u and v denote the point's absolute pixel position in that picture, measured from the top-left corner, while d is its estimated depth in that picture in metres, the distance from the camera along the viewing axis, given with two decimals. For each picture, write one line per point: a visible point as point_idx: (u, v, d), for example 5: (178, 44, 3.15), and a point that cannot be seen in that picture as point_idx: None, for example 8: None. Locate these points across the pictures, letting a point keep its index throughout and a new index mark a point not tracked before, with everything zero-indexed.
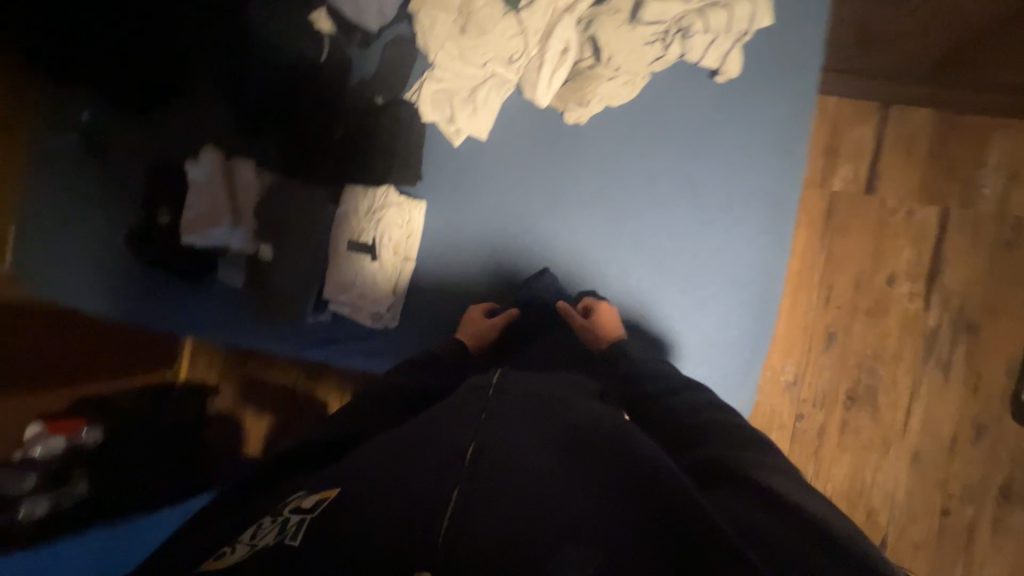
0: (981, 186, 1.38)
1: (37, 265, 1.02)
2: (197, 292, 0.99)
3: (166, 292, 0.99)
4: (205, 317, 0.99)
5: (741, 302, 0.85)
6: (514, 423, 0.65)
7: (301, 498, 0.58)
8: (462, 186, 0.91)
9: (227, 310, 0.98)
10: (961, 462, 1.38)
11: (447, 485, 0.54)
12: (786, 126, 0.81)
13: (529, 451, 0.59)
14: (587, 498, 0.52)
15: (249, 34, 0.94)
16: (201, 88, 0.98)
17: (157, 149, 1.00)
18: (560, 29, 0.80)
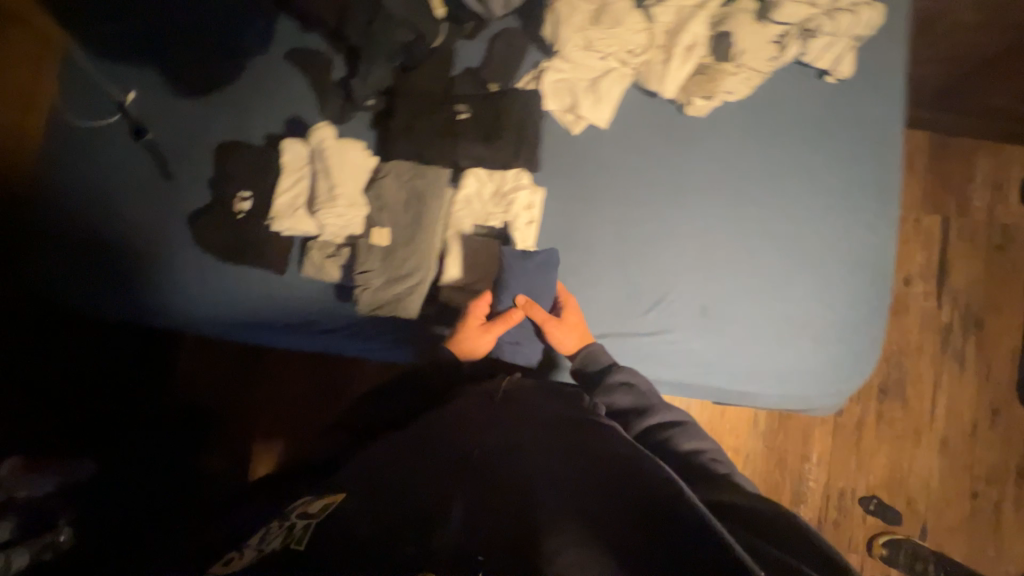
0: (973, 197, 1.58)
1: (56, 265, 0.97)
2: (262, 289, 0.89)
3: (197, 290, 0.93)
4: (275, 318, 0.90)
5: (871, 286, 0.85)
6: (524, 425, 0.60)
7: (306, 503, 0.54)
8: (582, 173, 0.90)
9: (308, 307, 0.87)
10: (982, 445, 1.51)
11: (435, 492, 0.50)
12: (887, 120, 0.88)
13: (538, 455, 0.54)
14: (600, 501, 0.47)
15: (350, 12, 0.89)
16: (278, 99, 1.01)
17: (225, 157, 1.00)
18: (692, 25, 0.84)
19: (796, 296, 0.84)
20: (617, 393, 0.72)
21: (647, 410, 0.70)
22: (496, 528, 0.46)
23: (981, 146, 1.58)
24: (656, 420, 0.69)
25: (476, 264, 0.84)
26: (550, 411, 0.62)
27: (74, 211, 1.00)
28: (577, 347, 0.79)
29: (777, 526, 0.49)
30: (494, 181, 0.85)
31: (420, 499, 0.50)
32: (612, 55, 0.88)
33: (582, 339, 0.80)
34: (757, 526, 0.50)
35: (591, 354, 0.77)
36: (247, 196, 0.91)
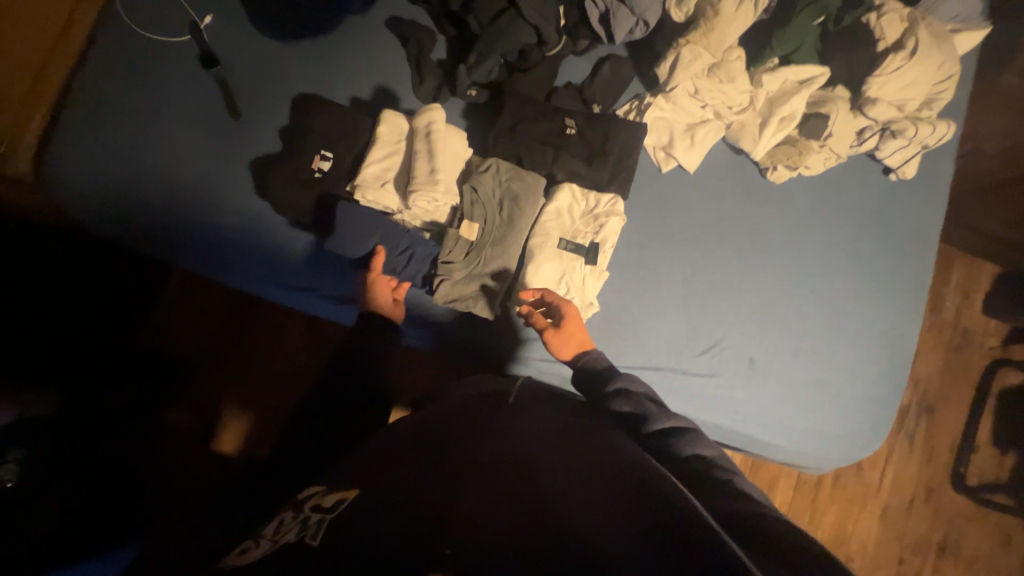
0: (945, 298, 1.78)
1: (89, 177, 0.89)
2: (307, 256, 0.90)
3: (238, 250, 0.91)
4: (322, 285, 0.92)
5: (893, 366, 0.94)
6: (531, 433, 0.61)
7: (319, 497, 0.53)
8: (664, 209, 0.93)
9: (353, 280, 0.90)
10: (914, 518, 1.69)
11: (443, 489, 0.50)
12: (930, 223, 0.98)
13: (545, 457, 0.55)
14: (604, 500, 0.47)
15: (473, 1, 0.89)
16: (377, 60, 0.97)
17: (311, 102, 0.95)
18: (794, 99, 0.89)
19: (830, 363, 0.92)
20: (617, 402, 0.69)
21: (648, 419, 0.66)
22: (488, 517, 0.45)
23: (959, 255, 1.79)
24: (655, 426, 0.65)
25: (558, 277, 0.84)
26: (559, 426, 0.64)
27: (121, 125, 0.91)
28: (574, 355, 0.77)
29: (790, 541, 0.45)
30: (586, 200, 0.87)
31: (415, 490, 0.50)
32: (712, 107, 0.91)
33: (581, 347, 0.77)
34: (773, 540, 0.46)
35: (589, 361, 0.74)
36: (329, 157, 0.87)
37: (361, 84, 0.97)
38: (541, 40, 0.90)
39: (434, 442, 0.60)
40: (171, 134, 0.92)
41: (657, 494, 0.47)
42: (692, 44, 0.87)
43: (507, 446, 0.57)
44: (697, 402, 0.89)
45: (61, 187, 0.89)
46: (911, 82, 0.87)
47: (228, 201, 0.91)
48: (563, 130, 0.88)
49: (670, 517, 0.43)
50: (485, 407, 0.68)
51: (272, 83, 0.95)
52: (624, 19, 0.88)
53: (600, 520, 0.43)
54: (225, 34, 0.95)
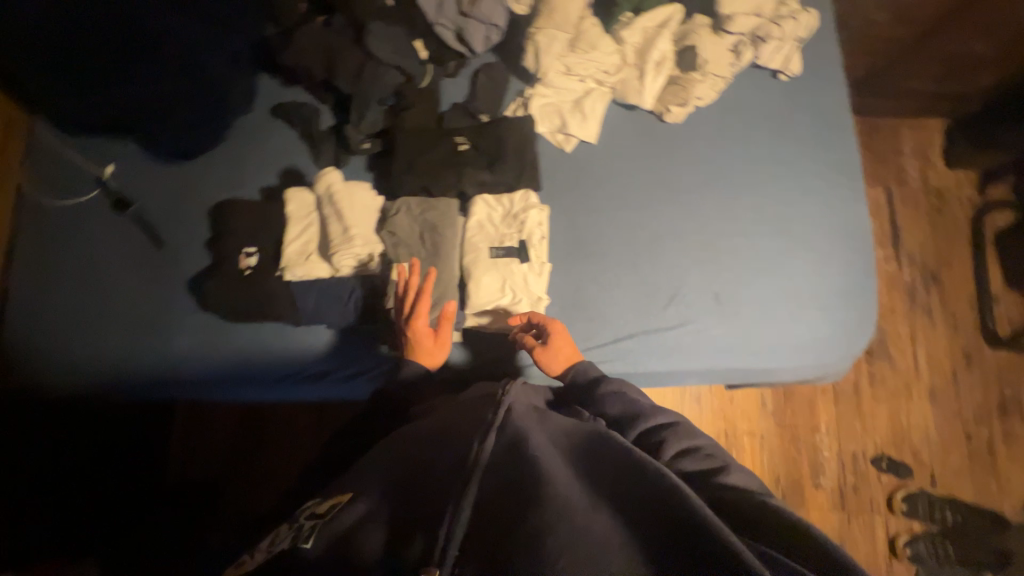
0: (906, 168, 1.78)
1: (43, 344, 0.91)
2: (260, 352, 0.90)
3: (197, 367, 0.91)
4: (284, 374, 0.90)
5: (856, 251, 0.94)
6: (530, 421, 0.62)
7: (315, 506, 0.58)
8: (582, 186, 0.94)
9: (314, 355, 0.90)
10: (964, 390, 1.63)
11: (443, 487, 0.53)
12: (838, 106, 0.99)
13: (546, 451, 0.56)
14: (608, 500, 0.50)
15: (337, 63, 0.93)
16: (274, 148, 1.02)
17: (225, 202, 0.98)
18: (658, 44, 0.92)
19: (793, 270, 0.92)
20: (609, 402, 0.73)
21: (640, 418, 0.69)
22: (492, 532, 0.47)
23: (903, 124, 1.79)
24: (647, 424, 0.69)
25: (502, 284, 0.85)
26: (560, 420, 0.65)
27: (67, 292, 0.94)
28: (563, 370, 0.79)
29: (780, 528, 0.49)
30: (502, 204, 0.88)
31: (423, 505, 0.52)
32: (590, 77, 0.94)
33: (570, 360, 0.80)
34: (760, 529, 0.51)
35: (578, 372, 0.78)
36: (252, 251, 0.89)
37: (266, 173, 1.00)
38: (410, 76, 0.93)
39: (433, 447, 0.61)
40: (115, 283, 0.95)
41: (652, 492, 0.50)
42: (546, 27, 0.89)
43: (508, 437, 0.58)
44: (680, 352, 0.89)
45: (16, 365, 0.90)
46: None
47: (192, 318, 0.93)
48: (459, 148, 0.90)
49: (663, 517, 0.47)
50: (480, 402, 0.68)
51: (187, 202, 0.99)
52: (476, 30, 0.91)
53: (607, 530, 0.47)
54: (130, 175, 1.01)
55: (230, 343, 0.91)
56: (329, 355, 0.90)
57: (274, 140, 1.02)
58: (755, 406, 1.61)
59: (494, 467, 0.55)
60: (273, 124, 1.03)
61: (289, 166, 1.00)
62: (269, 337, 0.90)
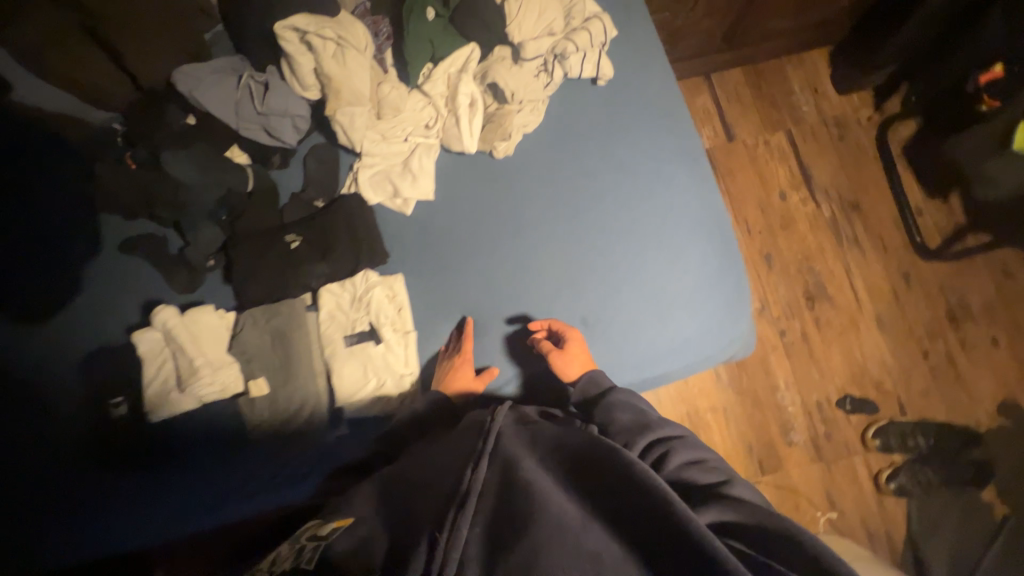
0: (801, 105, 1.75)
1: None
2: (163, 472, 0.84)
3: (92, 513, 0.82)
4: (194, 490, 0.83)
5: (710, 238, 0.93)
6: (521, 442, 0.63)
7: (315, 528, 0.62)
8: (431, 243, 0.93)
9: (218, 460, 0.84)
10: (910, 309, 1.61)
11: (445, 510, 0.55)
12: (665, 97, 0.98)
13: (546, 479, 0.57)
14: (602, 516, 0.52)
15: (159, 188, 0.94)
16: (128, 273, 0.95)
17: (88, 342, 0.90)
18: (463, 87, 0.91)
19: (652, 274, 0.91)
20: (616, 410, 0.73)
21: (646, 425, 0.70)
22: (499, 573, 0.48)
23: (786, 61, 1.77)
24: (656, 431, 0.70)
25: (363, 370, 0.86)
26: (553, 431, 0.65)
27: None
28: (579, 374, 0.82)
29: (795, 552, 0.49)
30: (347, 289, 0.89)
31: (428, 536, 0.53)
32: (412, 135, 0.93)
33: (584, 366, 0.83)
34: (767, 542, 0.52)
35: (591, 380, 0.79)
36: (118, 401, 0.85)
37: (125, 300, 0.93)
38: (232, 185, 0.93)
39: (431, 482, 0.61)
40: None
41: (647, 516, 0.50)
42: (341, 107, 0.86)
43: (503, 464, 0.59)
44: (560, 386, 0.88)
45: None
46: (541, 9, 0.89)
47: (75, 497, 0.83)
48: (297, 244, 0.89)
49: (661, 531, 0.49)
50: (471, 429, 0.69)
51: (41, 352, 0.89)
52: (280, 123, 0.90)
53: (608, 565, 0.48)
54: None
55: (117, 519, 0.82)
56: (230, 498, 0.83)
57: (127, 265, 0.95)
58: (710, 380, 1.59)
59: (494, 500, 0.55)
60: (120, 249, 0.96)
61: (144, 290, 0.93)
62: (173, 452, 0.85)
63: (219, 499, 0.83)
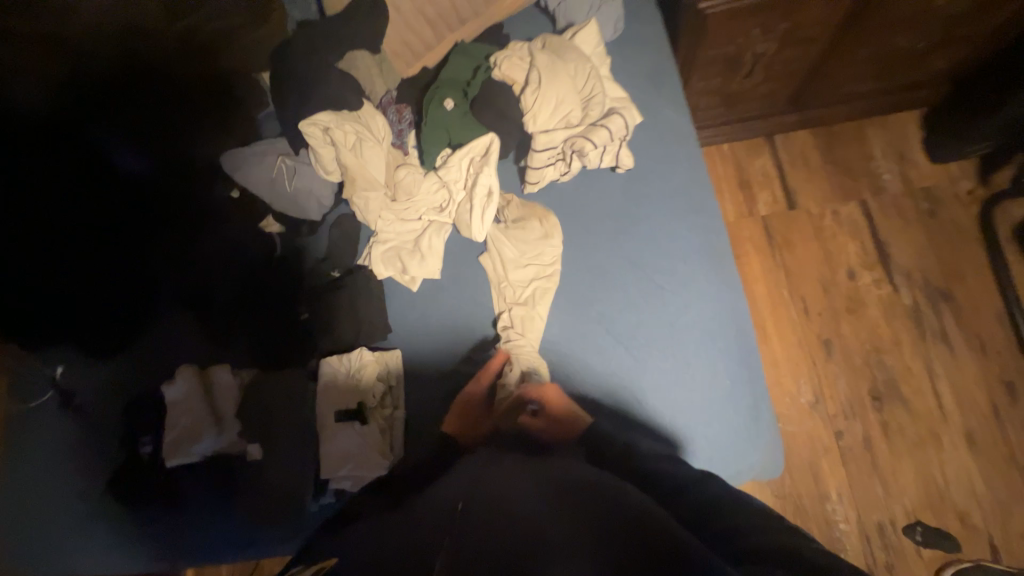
0: (881, 173, 1.54)
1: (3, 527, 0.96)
2: (177, 515, 0.90)
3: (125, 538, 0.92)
4: (203, 537, 0.89)
5: (727, 352, 0.85)
6: (512, 479, 0.66)
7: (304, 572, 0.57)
8: (432, 321, 0.94)
9: (223, 511, 0.90)
10: (1012, 427, 1.33)
11: (442, 527, 0.56)
12: (690, 189, 0.92)
13: (523, 496, 0.61)
14: (569, 521, 0.54)
15: (195, 248, 1.04)
16: (168, 309, 1.03)
17: (133, 374, 1.02)
18: (482, 177, 0.92)
19: (654, 384, 0.84)
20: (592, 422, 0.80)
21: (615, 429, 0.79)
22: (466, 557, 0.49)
23: (867, 124, 1.57)
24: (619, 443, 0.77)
25: (346, 448, 0.88)
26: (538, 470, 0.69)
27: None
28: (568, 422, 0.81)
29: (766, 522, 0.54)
30: (342, 366, 0.92)
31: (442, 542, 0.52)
32: (425, 215, 0.96)
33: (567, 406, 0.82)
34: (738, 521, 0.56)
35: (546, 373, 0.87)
36: (147, 441, 0.96)
37: (162, 336, 1.02)
38: (262, 253, 1.02)
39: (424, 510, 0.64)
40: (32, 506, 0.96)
41: (631, 521, 0.54)
42: (356, 190, 0.90)
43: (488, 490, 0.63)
44: None
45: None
46: (557, 100, 0.88)
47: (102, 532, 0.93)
48: (310, 314, 0.98)
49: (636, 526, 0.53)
50: (469, 467, 0.73)
51: (93, 380, 1.01)
52: (307, 202, 0.98)
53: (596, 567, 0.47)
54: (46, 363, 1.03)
55: (132, 557, 0.92)
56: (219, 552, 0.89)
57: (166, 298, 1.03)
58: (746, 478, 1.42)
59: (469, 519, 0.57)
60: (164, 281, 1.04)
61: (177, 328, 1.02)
62: (189, 499, 0.91)
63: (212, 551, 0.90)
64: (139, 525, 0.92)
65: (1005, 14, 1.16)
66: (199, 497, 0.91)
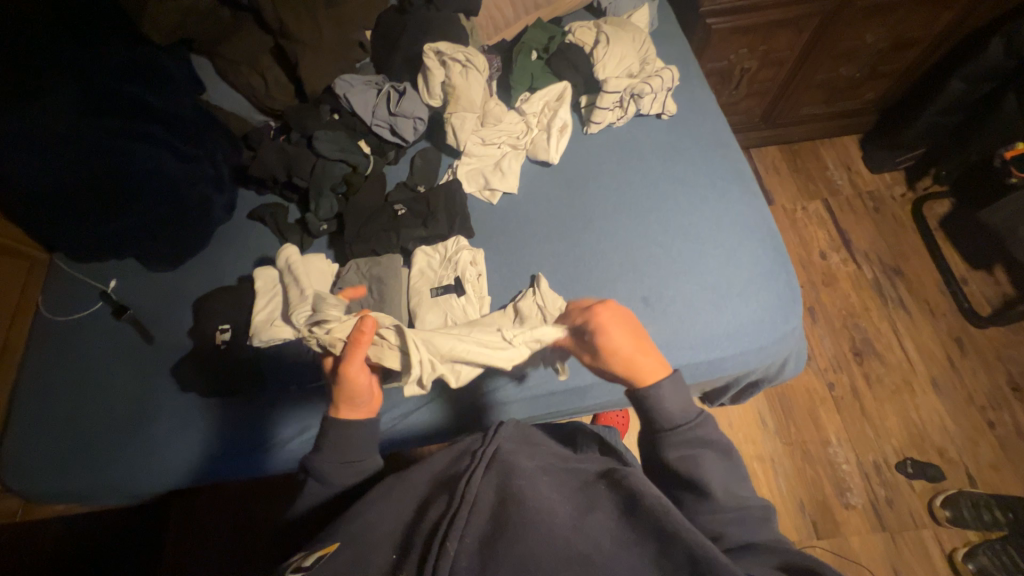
0: (836, 179, 1.91)
1: (64, 418, 1.00)
2: (238, 400, 1.01)
3: (171, 416, 1.00)
4: (263, 422, 1.00)
5: (762, 242, 1.02)
6: (521, 455, 0.69)
7: (301, 557, 0.59)
8: (511, 226, 1.08)
9: (280, 398, 1.01)
10: (966, 375, 1.58)
11: (438, 517, 0.59)
12: (719, 131, 1.17)
13: (534, 486, 0.62)
14: (570, 518, 0.59)
15: (289, 159, 1.11)
16: (238, 220, 1.20)
17: (209, 274, 1.15)
18: (560, 111, 1.14)
19: (710, 267, 1.00)
20: (675, 410, 0.69)
21: (696, 424, 0.69)
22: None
23: (819, 143, 1.98)
24: (694, 440, 0.68)
25: (441, 318, 0.97)
26: (545, 455, 0.72)
27: (20, 426, 1.00)
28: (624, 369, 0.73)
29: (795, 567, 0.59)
30: (438, 252, 1.04)
31: (442, 541, 0.55)
32: (505, 143, 1.15)
33: (629, 358, 0.73)
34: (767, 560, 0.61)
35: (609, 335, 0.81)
36: (226, 327, 1.02)
37: (245, 240, 1.17)
38: (354, 166, 1.13)
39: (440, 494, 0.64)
40: (77, 411, 1.01)
41: (638, 517, 0.58)
42: (457, 112, 1.10)
43: (500, 478, 0.63)
44: None
45: (47, 446, 0.98)
46: (622, 55, 1.14)
47: (151, 432, 0.99)
48: (405, 213, 1.09)
49: (641, 524, 0.58)
50: (469, 443, 0.74)
51: (163, 281, 1.14)
52: (406, 123, 1.13)
53: (598, 564, 0.53)
54: (114, 271, 1.16)
55: (163, 461, 0.97)
56: (237, 461, 0.99)
57: (238, 215, 1.22)
58: (757, 426, 1.54)
59: (487, 519, 0.58)
60: (241, 203, 1.23)
61: (266, 239, 1.17)
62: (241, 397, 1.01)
63: (228, 462, 0.99)
64: (179, 405, 1.01)
65: (911, 54, 1.62)
66: (261, 388, 1.01)
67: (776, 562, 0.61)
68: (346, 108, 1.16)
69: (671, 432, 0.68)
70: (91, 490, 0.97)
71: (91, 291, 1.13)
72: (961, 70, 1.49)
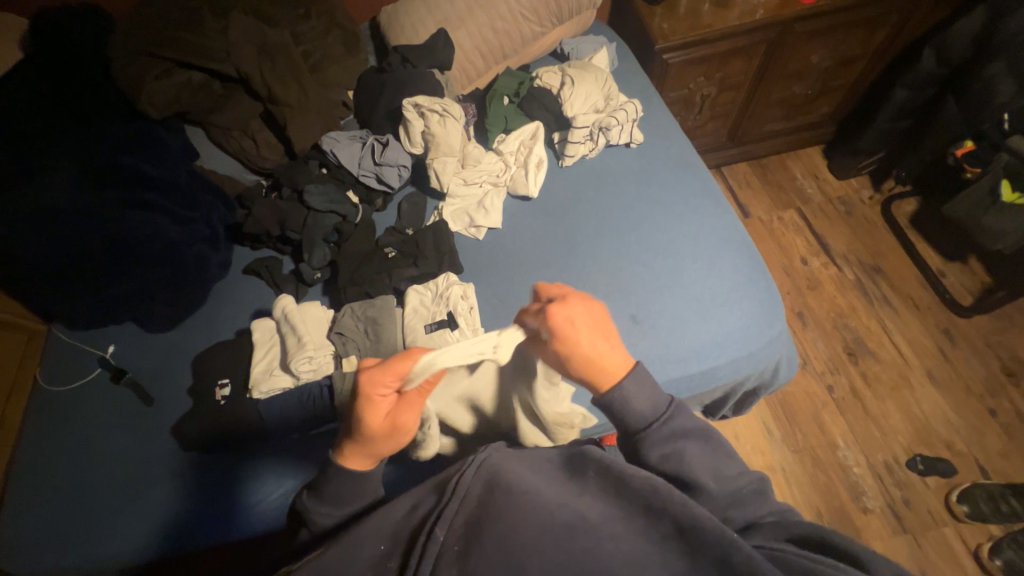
0: (805, 188, 2.00)
1: (61, 491, 0.99)
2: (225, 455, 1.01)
3: (167, 480, 0.99)
4: (250, 479, 0.99)
5: (738, 253, 1.07)
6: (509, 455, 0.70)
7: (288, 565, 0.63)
8: (498, 259, 1.12)
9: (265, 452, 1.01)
10: (959, 365, 1.60)
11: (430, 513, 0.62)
12: (685, 154, 1.24)
13: (524, 475, 0.64)
14: (556, 495, 0.61)
15: (281, 214, 1.17)
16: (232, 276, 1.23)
17: (206, 330, 1.16)
18: (535, 149, 1.21)
19: (691, 280, 1.04)
20: (643, 407, 0.68)
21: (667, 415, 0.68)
22: (477, 558, 0.54)
23: (785, 156, 2.08)
24: (672, 431, 0.68)
25: (437, 353, 0.99)
26: (535, 451, 0.73)
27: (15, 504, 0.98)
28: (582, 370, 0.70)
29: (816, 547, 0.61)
30: (430, 289, 1.08)
31: (427, 534, 0.58)
32: (486, 181, 1.21)
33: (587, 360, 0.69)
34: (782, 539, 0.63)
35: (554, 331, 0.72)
36: (226, 381, 1.03)
37: (240, 295, 1.20)
38: (344, 216, 1.19)
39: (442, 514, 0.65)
40: (73, 482, 1.00)
41: (627, 495, 0.61)
42: (438, 158, 1.17)
43: (489, 471, 0.65)
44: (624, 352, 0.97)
45: (44, 521, 0.96)
46: (587, 94, 1.23)
47: (150, 496, 0.98)
48: (395, 255, 1.14)
49: (630, 500, 0.60)
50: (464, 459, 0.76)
51: (160, 342, 1.16)
52: (391, 171, 1.19)
53: (581, 531, 0.56)
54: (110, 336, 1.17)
55: (161, 527, 0.95)
56: (226, 522, 0.96)
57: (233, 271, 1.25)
58: (763, 436, 1.54)
59: (473, 506, 0.61)
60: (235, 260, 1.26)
61: (261, 292, 1.20)
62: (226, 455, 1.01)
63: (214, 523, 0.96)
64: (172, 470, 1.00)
65: (856, 69, 1.74)
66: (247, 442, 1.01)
67: (781, 535, 0.64)
68: (333, 162, 1.22)
69: (649, 429, 0.67)
70: (88, 564, 0.94)
71: (87, 358, 1.14)
72: (902, 80, 1.61)
